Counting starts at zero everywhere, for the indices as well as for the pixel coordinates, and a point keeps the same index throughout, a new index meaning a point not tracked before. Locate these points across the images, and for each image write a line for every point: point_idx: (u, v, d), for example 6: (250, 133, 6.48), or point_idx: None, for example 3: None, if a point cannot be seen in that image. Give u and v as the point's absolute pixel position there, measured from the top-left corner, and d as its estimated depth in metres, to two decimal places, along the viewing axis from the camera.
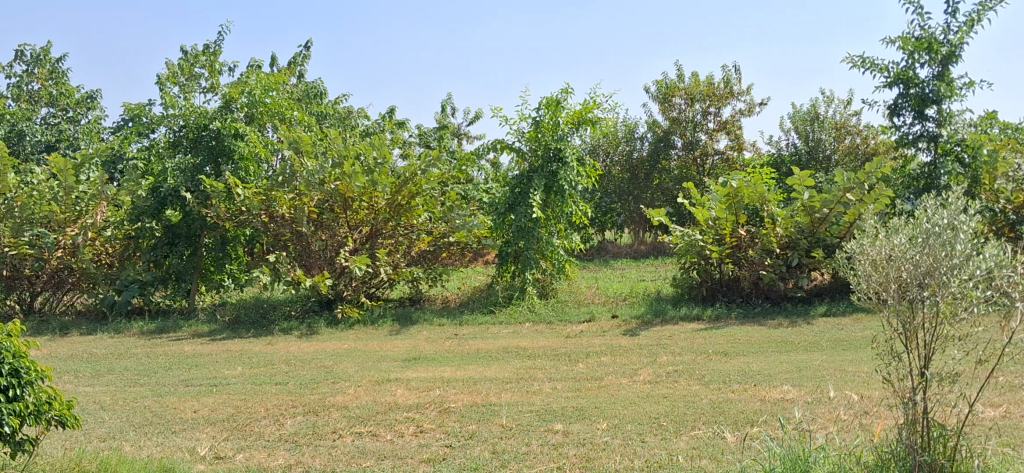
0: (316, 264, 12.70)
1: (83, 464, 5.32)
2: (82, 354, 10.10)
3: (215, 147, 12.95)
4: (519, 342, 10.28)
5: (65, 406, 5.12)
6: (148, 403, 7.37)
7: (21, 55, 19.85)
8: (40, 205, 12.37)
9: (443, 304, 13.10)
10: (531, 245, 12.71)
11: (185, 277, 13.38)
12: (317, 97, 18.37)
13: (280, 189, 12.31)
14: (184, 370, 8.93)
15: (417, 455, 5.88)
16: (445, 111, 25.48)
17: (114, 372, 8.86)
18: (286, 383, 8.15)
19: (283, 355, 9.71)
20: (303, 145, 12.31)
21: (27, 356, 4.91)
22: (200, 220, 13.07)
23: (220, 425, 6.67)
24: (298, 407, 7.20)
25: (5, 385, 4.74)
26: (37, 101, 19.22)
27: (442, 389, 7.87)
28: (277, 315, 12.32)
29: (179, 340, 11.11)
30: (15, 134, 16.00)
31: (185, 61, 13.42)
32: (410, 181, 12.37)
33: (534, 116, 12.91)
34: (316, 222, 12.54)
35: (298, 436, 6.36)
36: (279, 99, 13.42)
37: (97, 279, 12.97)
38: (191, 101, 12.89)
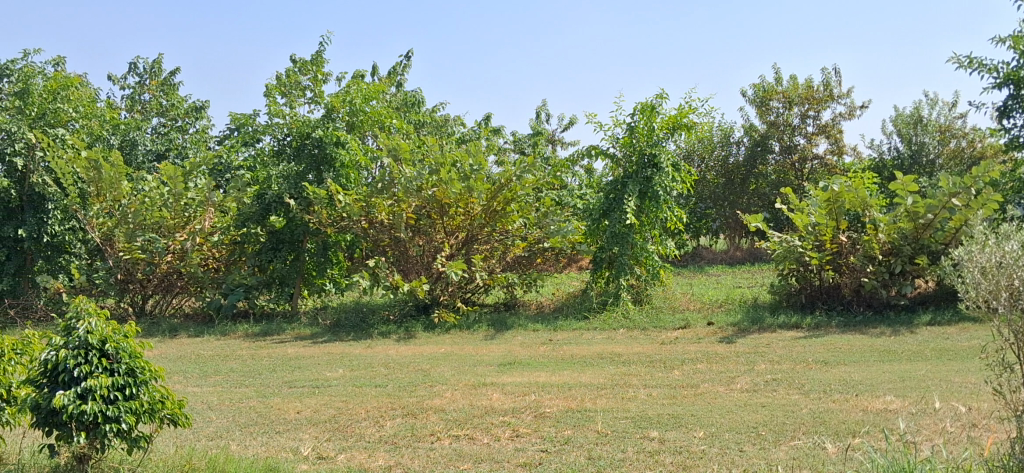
0: (413, 270, 12.97)
1: (193, 462, 5.46)
2: (190, 355, 10.49)
3: (317, 155, 13.21)
4: (614, 348, 10.26)
5: (177, 406, 5.25)
6: (253, 404, 7.60)
7: (134, 67, 20.71)
8: (152, 211, 13.00)
9: (538, 309, 13.17)
10: (625, 251, 12.67)
11: (288, 282, 13.77)
12: (415, 105, 18.68)
13: (380, 195, 12.53)
14: (287, 371, 9.19)
15: (514, 459, 5.93)
16: (539, 117, 25.57)
17: (221, 373, 9.16)
18: (385, 386, 8.31)
19: (382, 358, 9.90)
20: (402, 153, 12.48)
21: (142, 357, 5.13)
22: (303, 226, 13.43)
23: (322, 425, 6.85)
24: (397, 409, 7.34)
25: (121, 384, 4.98)
26: (149, 112, 19.96)
27: (537, 394, 7.92)
28: (376, 319, 12.59)
29: (282, 342, 11.42)
30: (127, 144, 16.58)
31: (291, 72, 13.77)
32: (505, 187, 12.41)
33: (629, 121, 12.87)
34: (414, 228, 12.77)
35: (397, 438, 6.48)
36: (378, 107, 13.70)
37: (205, 283, 13.35)
38: (295, 111, 13.26)
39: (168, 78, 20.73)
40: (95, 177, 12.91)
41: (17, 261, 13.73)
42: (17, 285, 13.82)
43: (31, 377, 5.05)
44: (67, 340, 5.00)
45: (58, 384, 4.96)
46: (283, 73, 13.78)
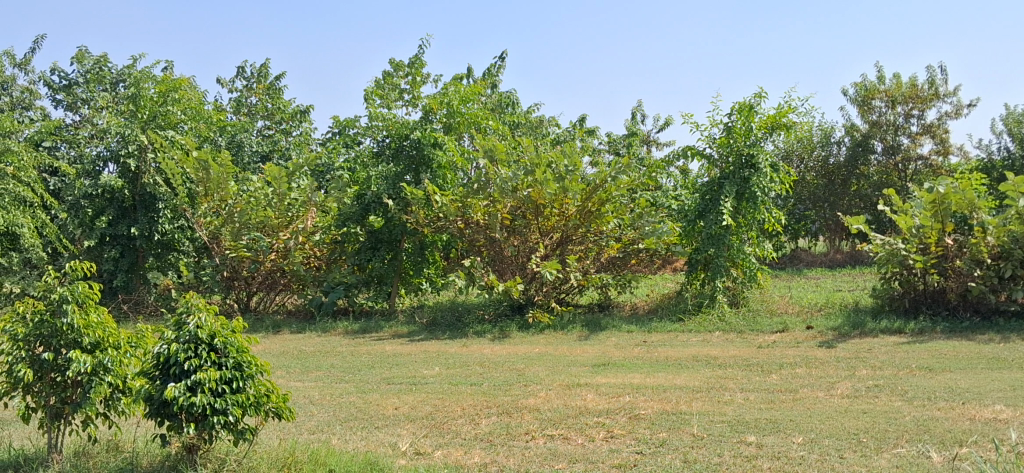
0: (508, 270, 13.02)
1: (296, 455, 5.57)
2: (293, 351, 10.77)
3: (415, 157, 13.46)
4: (709, 351, 10.14)
5: (281, 399, 5.38)
6: (352, 399, 7.77)
7: (241, 72, 21.36)
8: (256, 211, 13.35)
9: (632, 310, 13.11)
10: (721, 252, 12.51)
11: (387, 280, 13.98)
12: (510, 106, 18.77)
13: (476, 196, 12.64)
14: (385, 368, 9.37)
15: (609, 460, 5.93)
16: (635, 118, 25.41)
17: (321, 369, 9.38)
18: (480, 384, 8.41)
19: (478, 357, 10.00)
20: (498, 154, 12.60)
21: (249, 351, 5.28)
22: (401, 226, 13.61)
23: (419, 422, 6.96)
24: (493, 407, 7.41)
25: (229, 378, 5.15)
26: (255, 115, 20.59)
27: (632, 395, 7.88)
28: (472, 318, 12.70)
29: (380, 340, 11.64)
30: (235, 145, 17.23)
31: (389, 75, 14.05)
32: (600, 188, 12.40)
33: (726, 121, 12.70)
34: (509, 229, 12.85)
35: (493, 436, 6.55)
36: (475, 109, 13.81)
37: (307, 281, 13.69)
38: (394, 113, 13.50)
39: (274, 82, 21.26)
40: (204, 177, 13.38)
41: (130, 257, 14.33)
42: (130, 281, 14.39)
43: (145, 368, 5.27)
44: (178, 334, 5.20)
45: (170, 376, 5.16)
46: (382, 76, 14.09)
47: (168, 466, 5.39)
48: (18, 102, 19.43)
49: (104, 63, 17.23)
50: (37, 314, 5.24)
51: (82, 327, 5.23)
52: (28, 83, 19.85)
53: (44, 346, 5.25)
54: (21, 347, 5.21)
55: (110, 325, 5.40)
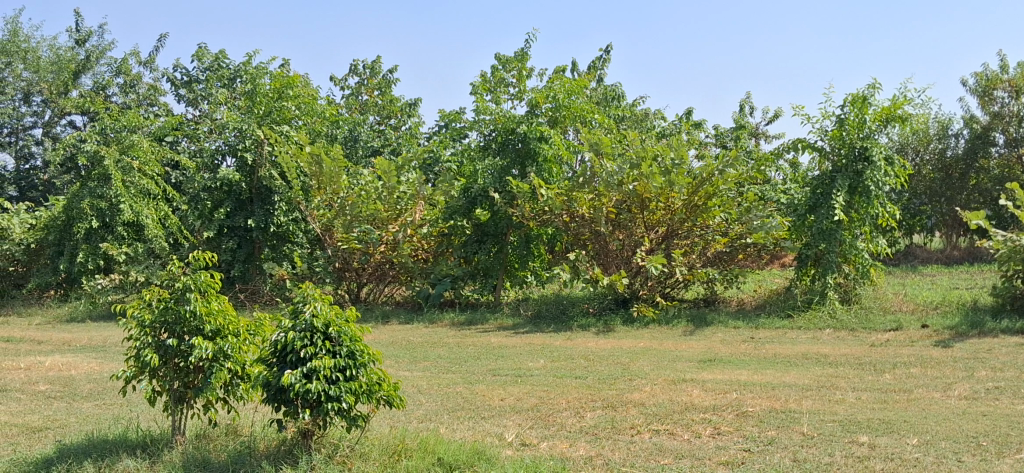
0: (613, 263, 13.10)
1: (406, 442, 5.72)
2: (401, 341, 10.98)
3: (522, 150, 13.52)
4: (819, 349, 9.91)
5: (392, 388, 5.51)
6: (459, 390, 7.89)
7: (354, 69, 21.78)
8: (367, 203, 13.84)
9: (738, 306, 12.90)
10: (832, 247, 12.19)
11: (492, 273, 14.08)
12: (616, 99, 18.73)
13: (581, 189, 12.68)
14: (491, 360, 9.46)
15: (716, 457, 5.87)
16: (742, 110, 24.96)
17: (429, 359, 9.55)
18: (585, 378, 8.41)
19: (582, 351, 10.01)
20: (604, 148, 12.67)
21: (362, 341, 5.41)
22: (507, 219, 13.69)
23: (525, 413, 7.01)
24: (598, 401, 7.41)
25: (342, 365, 5.28)
26: (366, 111, 20.99)
27: (739, 392, 7.78)
28: (576, 311, 12.70)
29: (486, 332, 11.77)
30: (350, 139, 17.82)
31: (496, 69, 14.15)
32: (707, 181, 12.28)
33: (839, 113, 12.39)
34: (614, 222, 12.88)
35: (598, 429, 6.56)
36: (581, 102, 13.76)
37: (415, 273, 13.97)
38: (500, 108, 13.61)
39: (386, 77, 21.51)
40: (316, 171, 13.84)
41: (246, 249, 14.68)
42: (245, 272, 14.67)
43: (263, 355, 5.45)
44: (294, 323, 5.36)
45: (286, 363, 5.33)
46: (490, 70, 14.18)
47: (284, 450, 5.56)
48: (143, 99, 20.24)
49: (221, 60, 17.79)
50: (161, 302, 5.47)
51: (204, 314, 5.41)
52: (152, 81, 20.67)
53: (168, 332, 5.46)
54: (147, 332, 5.44)
55: (230, 312, 5.57)
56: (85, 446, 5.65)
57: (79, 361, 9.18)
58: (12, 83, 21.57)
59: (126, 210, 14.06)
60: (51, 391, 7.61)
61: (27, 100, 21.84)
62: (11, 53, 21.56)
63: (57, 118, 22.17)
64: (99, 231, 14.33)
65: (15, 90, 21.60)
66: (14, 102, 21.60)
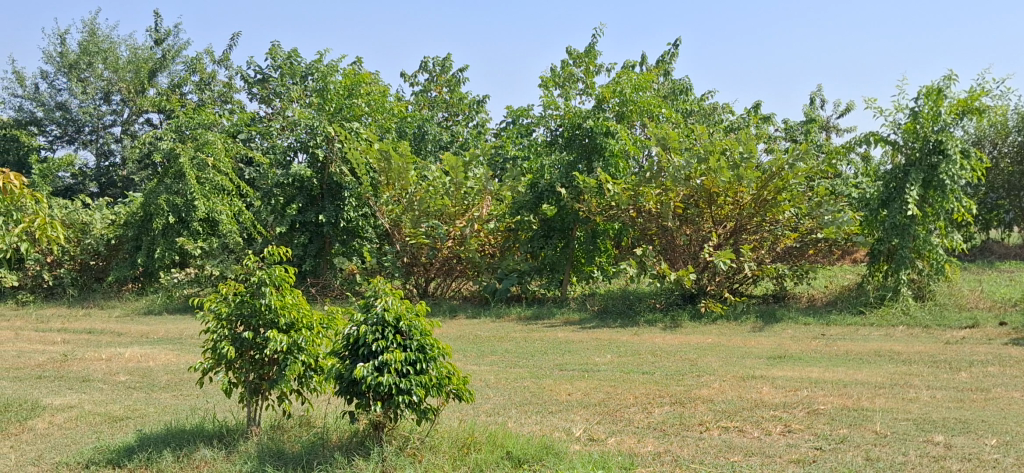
0: (680, 259, 12.96)
1: (475, 435, 5.78)
2: (469, 335, 11.06)
3: (588, 145, 13.44)
4: (892, 347, 9.72)
5: (462, 382, 5.54)
6: (527, 384, 7.92)
7: (424, 66, 21.91)
8: (436, 199, 13.98)
9: (809, 302, 12.71)
10: (906, 243, 11.94)
11: (559, 268, 14.10)
12: (683, 93, 18.59)
13: (648, 184, 12.61)
14: (559, 354, 9.48)
15: (786, 455, 5.81)
16: (813, 103, 24.57)
17: (496, 353, 9.60)
18: (653, 373, 8.38)
19: (649, 346, 9.97)
20: (671, 142, 12.49)
21: (432, 335, 5.46)
22: (573, 214, 13.71)
23: (592, 409, 7.01)
24: (665, 397, 7.37)
25: (413, 359, 5.35)
26: (435, 107, 21.14)
27: (810, 390, 7.67)
28: (643, 306, 12.67)
29: (553, 326, 11.80)
30: (419, 135, 17.97)
31: (566, 64, 14.15)
32: (777, 176, 12.06)
33: (913, 106, 12.09)
34: (681, 217, 12.76)
35: (666, 425, 6.53)
36: (648, 97, 13.70)
37: (482, 268, 14.10)
38: (568, 103, 13.60)
39: (455, 73, 21.50)
40: (386, 167, 14.08)
41: (318, 244, 14.90)
42: (317, 266, 14.94)
43: (336, 348, 5.55)
44: (367, 317, 5.45)
45: (358, 356, 5.41)
46: (559, 65, 14.21)
47: (356, 442, 5.64)
48: (218, 97, 20.66)
49: (294, 58, 18.06)
50: (238, 295, 5.61)
51: (279, 307, 5.52)
52: (227, 79, 21.08)
53: (244, 325, 5.59)
54: (224, 325, 5.58)
55: (304, 306, 5.66)
56: (165, 436, 5.81)
57: (157, 353, 9.43)
58: (93, 82, 22.18)
59: (200, 206, 14.34)
60: (131, 382, 7.84)
61: (107, 98, 22.40)
62: (91, 53, 22.17)
63: (135, 115, 22.70)
64: (176, 227, 14.72)
65: (95, 89, 22.16)
66: (94, 101, 22.19)
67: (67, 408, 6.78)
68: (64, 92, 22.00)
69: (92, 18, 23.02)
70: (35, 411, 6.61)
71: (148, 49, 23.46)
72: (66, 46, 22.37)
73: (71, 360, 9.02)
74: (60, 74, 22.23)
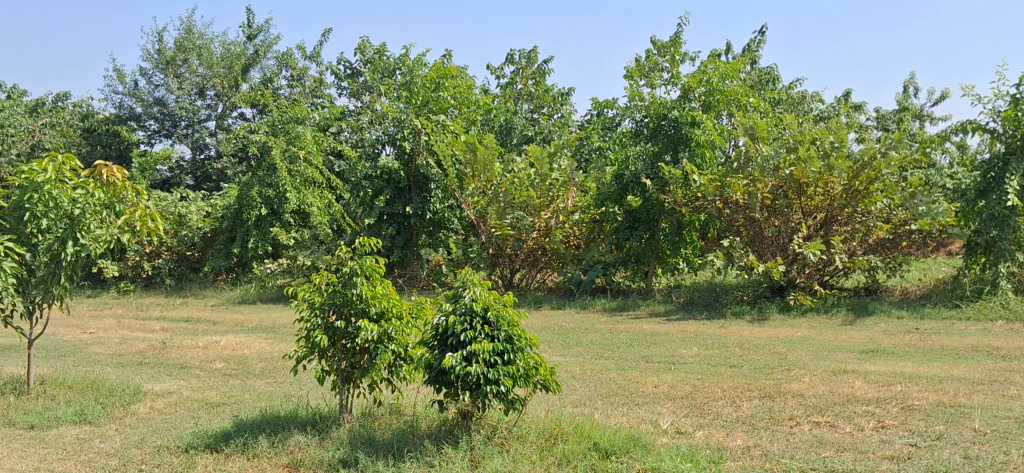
0: (768, 250, 12.71)
1: (562, 426, 5.79)
2: (554, 326, 11.08)
3: (674, 136, 13.29)
4: (991, 342, 9.40)
5: (549, 372, 5.53)
6: (613, 376, 7.90)
7: (511, 59, 21.94)
8: (521, 191, 14.12)
9: (902, 295, 12.39)
10: (1005, 235, 11.50)
11: (644, 260, 13.97)
12: (771, 83, 18.27)
13: (735, 175, 12.50)
14: (644, 346, 9.43)
15: (880, 451, 5.67)
16: (907, 92, 23.89)
17: (582, 345, 9.59)
18: (741, 366, 8.27)
19: (737, 339, 9.84)
20: (759, 132, 12.33)
21: (519, 325, 5.47)
22: (659, 206, 13.50)
23: (680, 401, 6.96)
24: (754, 391, 7.27)
25: (501, 349, 5.36)
26: (520, 99, 21.19)
27: (904, 385, 7.48)
28: (730, 298, 12.51)
29: (638, 318, 11.76)
30: (504, 128, 18.07)
31: (650, 54, 14.02)
32: (868, 165, 11.80)
33: (1014, 93, 11.64)
34: (770, 208, 12.52)
35: (755, 419, 6.45)
36: (735, 86, 13.48)
37: (567, 260, 14.26)
38: (654, 94, 13.46)
39: (541, 66, 21.43)
40: (471, 159, 14.08)
41: (404, 235, 15.06)
42: (404, 258, 15.04)
43: (425, 338, 5.61)
44: (456, 306, 5.50)
45: (447, 346, 5.46)
46: (645, 56, 14.09)
47: (445, 430, 5.70)
48: (309, 92, 21.06)
49: (383, 53, 18.23)
50: (330, 285, 5.72)
51: (369, 297, 5.61)
52: (318, 74, 21.45)
53: (336, 314, 5.69)
54: (317, 314, 5.69)
55: (394, 296, 5.74)
56: (260, 422, 5.96)
57: (252, 341, 9.68)
58: (188, 78, 22.80)
59: (292, 199, 14.75)
60: (227, 369, 8.06)
61: (202, 94, 23.01)
62: (187, 50, 22.78)
63: (229, 110, 23.28)
64: (268, 218, 15.10)
65: (191, 85, 22.79)
66: (190, 96, 22.81)
67: (167, 394, 7.01)
68: (162, 88, 22.67)
69: (188, 15, 23.64)
70: (138, 395, 6.84)
71: (240, 45, 24.00)
72: (163, 43, 23.05)
73: (171, 347, 9.32)
74: (158, 70, 22.93)
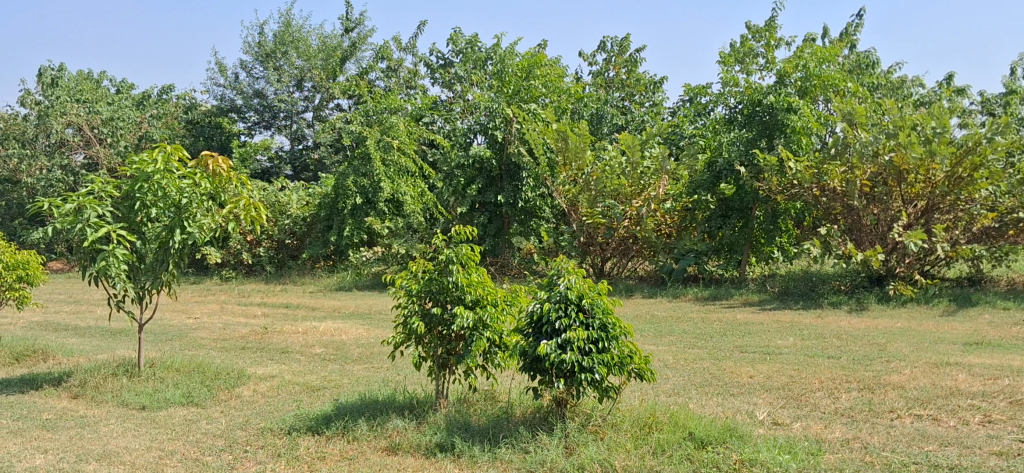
0: (866, 239, 12.51)
1: (656, 415, 5.76)
2: (646, 315, 11.04)
3: (769, 122, 12.97)
4: None
5: (644, 361, 5.49)
6: (707, 365, 7.83)
7: (603, 47, 21.82)
8: (613, 179, 14.04)
9: (1008, 285, 11.97)
10: None
11: (737, 249, 13.74)
12: (870, 67, 17.78)
13: (833, 162, 12.17)
14: (739, 336, 9.31)
15: (987, 446, 5.50)
16: (1015, 74, 22.95)
17: (675, 334, 9.53)
18: (839, 358, 8.10)
19: (834, 330, 9.65)
20: (857, 118, 12.13)
21: (614, 314, 5.44)
22: (753, 193, 13.18)
23: (776, 392, 6.86)
24: (852, 382, 7.12)
25: (596, 337, 5.34)
26: (611, 87, 21.08)
27: (1012, 379, 7.22)
28: (826, 288, 12.28)
29: (732, 307, 11.64)
30: (595, 116, 17.99)
31: (745, 39, 13.80)
32: (973, 151, 11.35)
33: None
34: (869, 196, 12.26)
35: (854, 412, 6.31)
36: (833, 71, 13.17)
37: (658, 248, 14.14)
38: (748, 81, 13.25)
39: (632, 54, 21.27)
40: (562, 147, 14.25)
41: (496, 224, 15.19)
42: (496, 246, 15.21)
43: (520, 326, 5.65)
44: (551, 294, 5.53)
45: (542, 334, 5.48)
46: (739, 41, 13.84)
47: (539, 417, 5.73)
48: (403, 84, 21.32)
49: (475, 44, 18.35)
50: (427, 273, 5.81)
51: (465, 285, 5.67)
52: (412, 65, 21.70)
53: (432, 301, 5.78)
54: (414, 301, 5.80)
55: (490, 284, 5.78)
56: (360, 406, 6.10)
57: (349, 327, 9.89)
58: (287, 71, 23.31)
59: (385, 188, 14.99)
60: (326, 354, 8.24)
61: (300, 86, 23.51)
62: (286, 43, 23.27)
63: (326, 102, 23.73)
64: (363, 208, 15.39)
65: (289, 77, 23.31)
66: (288, 88, 23.33)
67: (270, 377, 7.22)
68: (261, 80, 23.25)
69: (286, 8, 24.14)
70: (241, 379, 7.07)
71: (337, 37, 24.42)
72: (263, 36, 23.61)
73: (272, 332, 9.59)
74: (257, 63, 23.51)
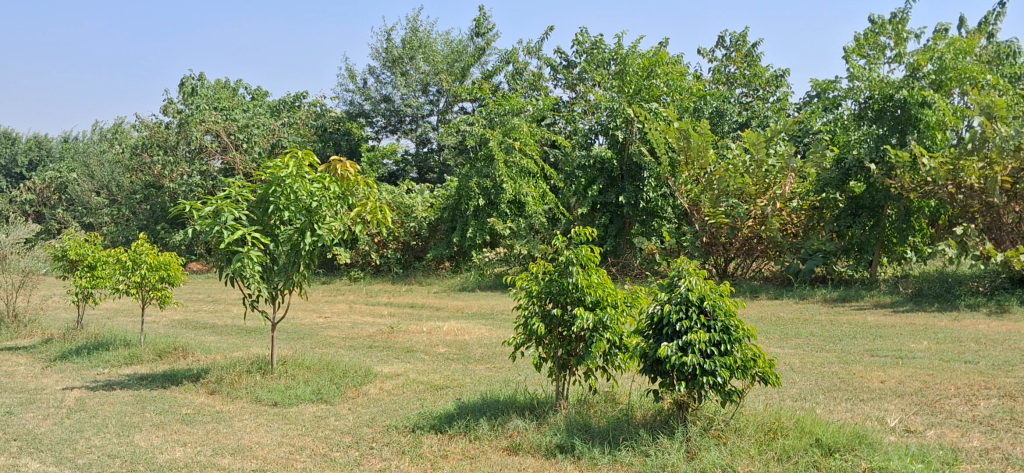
0: (1007, 238, 11.83)
1: (782, 420, 5.64)
2: (771, 317, 10.81)
3: (901, 117, 12.56)
4: None
5: (768, 365, 5.34)
6: (835, 369, 7.60)
7: (722, 42, 21.46)
8: (736, 178, 13.68)
9: None
10: None
11: (868, 249, 13.25)
12: (1010, 57, 16.92)
13: (970, 157, 11.61)
14: (869, 339, 9.02)
15: None
16: None
17: (801, 336, 9.31)
18: (977, 363, 7.73)
19: (972, 333, 9.22)
20: (997, 111, 11.58)
21: (737, 316, 5.33)
22: (884, 191, 12.75)
23: (908, 398, 6.61)
24: (992, 389, 6.80)
25: (717, 340, 5.25)
26: (733, 83, 20.71)
27: None
28: (963, 289, 11.78)
29: (861, 309, 11.28)
30: (717, 114, 17.69)
31: (870, 33, 13.39)
32: None
33: None
34: (1011, 193, 11.63)
35: (995, 420, 6.02)
36: (971, 63, 12.56)
37: (784, 247, 13.76)
38: (876, 73, 12.85)
39: (753, 48, 20.83)
40: (684, 145, 14.17)
41: (618, 224, 15.28)
42: (618, 246, 15.21)
43: (640, 327, 5.62)
44: (671, 296, 5.49)
45: (662, 335, 5.44)
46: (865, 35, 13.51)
47: (660, 420, 5.68)
48: (527, 86, 21.48)
49: (597, 44, 18.35)
50: (548, 274, 5.90)
51: (585, 286, 5.69)
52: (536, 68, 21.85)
53: (553, 302, 5.84)
54: (535, 302, 5.90)
55: (609, 285, 5.76)
56: (482, 405, 6.21)
57: (472, 327, 10.06)
58: (413, 76, 23.79)
59: (507, 189, 15.26)
60: (449, 354, 8.38)
61: (425, 90, 23.88)
62: (413, 49, 23.80)
63: (450, 105, 24.12)
64: (486, 209, 15.72)
65: (416, 82, 23.78)
66: (415, 93, 23.81)
67: (395, 376, 7.40)
68: (388, 85, 23.82)
69: (414, 14, 24.65)
70: (368, 377, 7.28)
71: (463, 42, 24.81)
72: (391, 42, 24.19)
73: (398, 331, 9.84)
74: (385, 69, 24.10)
